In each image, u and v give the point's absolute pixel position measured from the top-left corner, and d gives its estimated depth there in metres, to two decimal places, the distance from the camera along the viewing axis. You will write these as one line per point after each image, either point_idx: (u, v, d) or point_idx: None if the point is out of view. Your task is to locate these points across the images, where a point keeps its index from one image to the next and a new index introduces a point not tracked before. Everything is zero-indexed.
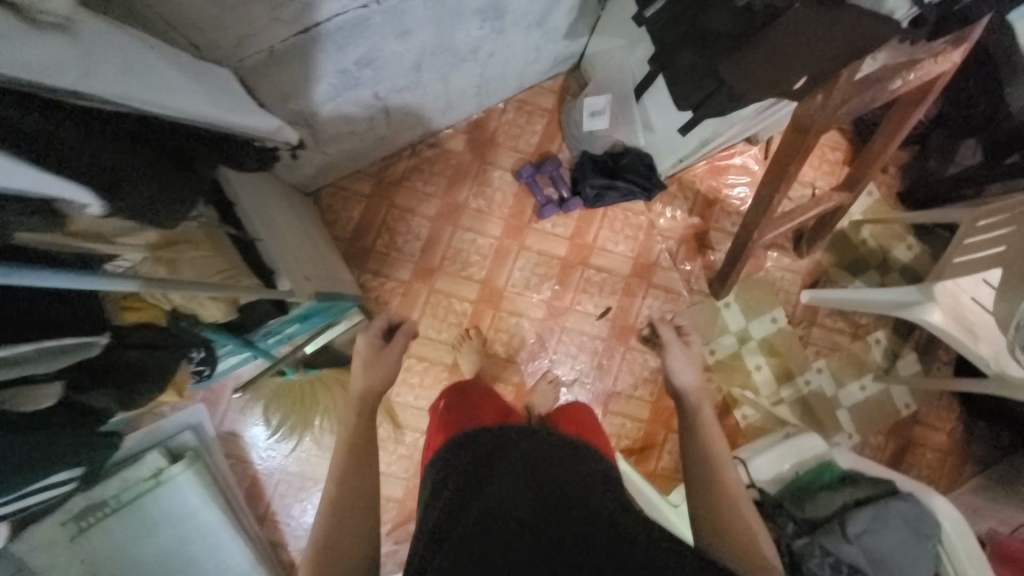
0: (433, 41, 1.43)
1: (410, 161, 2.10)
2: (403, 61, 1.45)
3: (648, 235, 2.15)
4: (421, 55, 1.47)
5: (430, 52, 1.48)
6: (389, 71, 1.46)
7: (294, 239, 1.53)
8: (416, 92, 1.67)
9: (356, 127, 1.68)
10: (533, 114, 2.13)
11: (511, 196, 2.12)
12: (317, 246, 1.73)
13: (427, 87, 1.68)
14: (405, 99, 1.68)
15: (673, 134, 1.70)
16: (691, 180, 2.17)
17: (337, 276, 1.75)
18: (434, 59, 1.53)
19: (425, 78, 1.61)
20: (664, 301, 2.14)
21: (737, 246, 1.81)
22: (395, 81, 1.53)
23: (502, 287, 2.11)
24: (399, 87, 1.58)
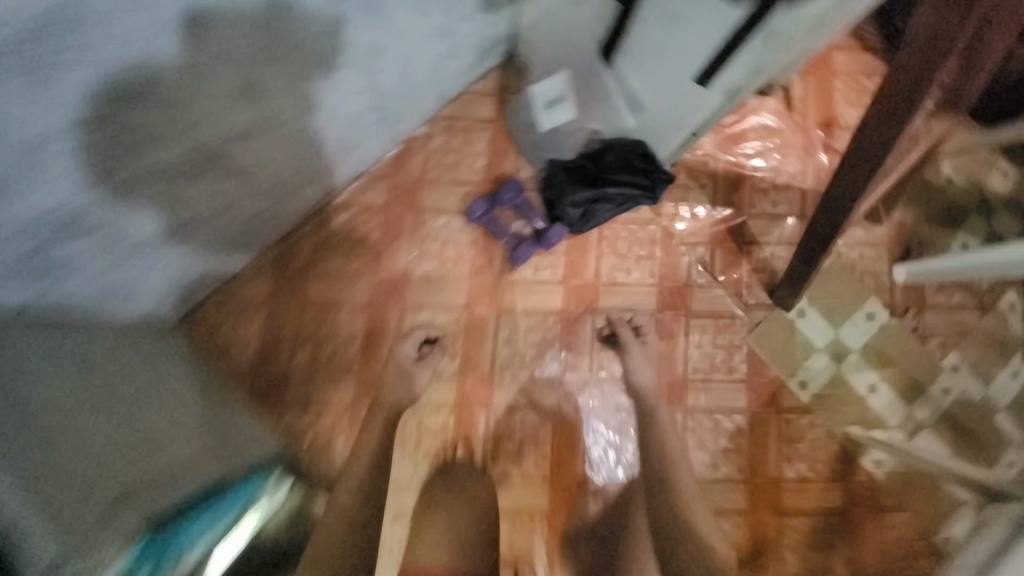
0: (244, 29, 0.86)
1: (317, 235, 1.49)
2: (205, 72, 0.87)
3: (667, 249, 1.54)
4: (237, 54, 0.89)
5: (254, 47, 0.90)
6: (191, 93, 0.88)
7: (104, 435, 1.00)
8: (272, 133, 1.11)
9: (190, 212, 1.12)
10: (469, 130, 1.55)
11: (467, 245, 1.51)
12: (187, 403, 1.17)
13: (285, 118, 1.10)
14: (257, 146, 1.11)
15: (685, 94, 1.11)
16: (702, 160, 1.59)
17: (228, 442, 1.17)
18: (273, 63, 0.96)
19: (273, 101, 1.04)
20: (715, 332, 1.51)
21: (821, 225, 1.21)
22: (216, 111, 0.95)
23: (490, 375, 1.47)
24: (235, 122, 1.00)
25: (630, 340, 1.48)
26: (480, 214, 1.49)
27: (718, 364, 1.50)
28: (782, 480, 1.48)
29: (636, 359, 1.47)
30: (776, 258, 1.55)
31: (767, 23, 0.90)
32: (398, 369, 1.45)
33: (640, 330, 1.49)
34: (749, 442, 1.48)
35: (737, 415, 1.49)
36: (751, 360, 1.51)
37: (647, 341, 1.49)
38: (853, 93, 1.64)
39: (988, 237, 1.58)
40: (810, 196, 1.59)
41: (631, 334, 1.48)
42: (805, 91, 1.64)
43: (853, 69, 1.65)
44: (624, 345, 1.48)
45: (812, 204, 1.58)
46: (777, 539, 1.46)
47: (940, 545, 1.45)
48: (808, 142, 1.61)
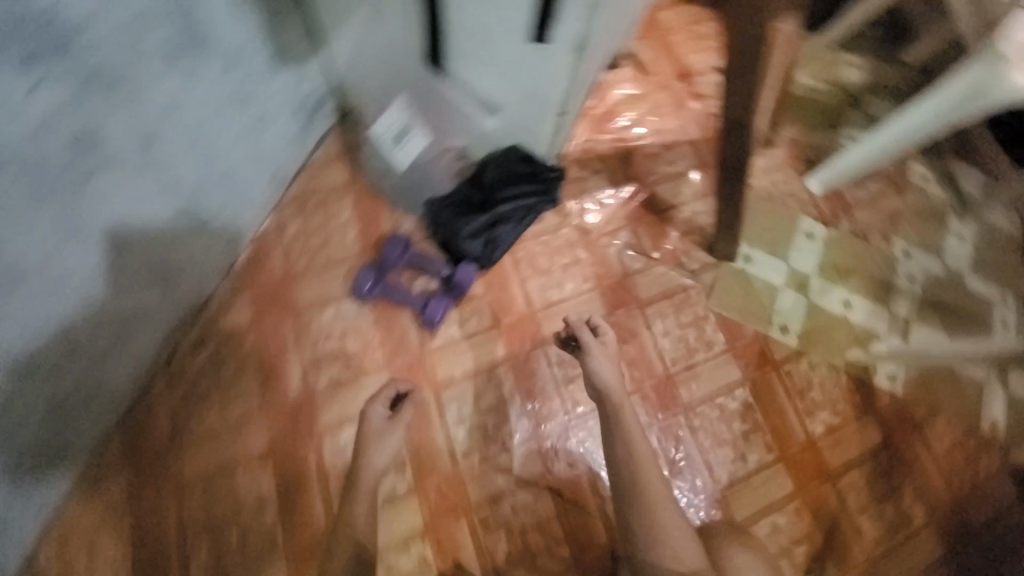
0: (61, 261, 0.82)
1: (176, 392, 1.14)
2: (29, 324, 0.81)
3: (591, 247, 1.37)
4: (63, 288, 0.84)
5: (75, 273, 0.85)
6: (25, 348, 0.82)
7: None
8: (124, 334, 1.01)
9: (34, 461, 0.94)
10: (326, 203, 1.31)
11: (371, 329, 1.23)
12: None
13: (133, 313, 1.01)
14: (108, 353, 0.99)
15: (537, 57, 0.94)
16: (586, 148, 1.47)
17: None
18: (98, 274, 0.90)
19: (117, 306, 0.96)
20: (676, 312, 1.34)
21: (733, 150, 1.09)
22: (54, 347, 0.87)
23: (455, 470, 1.17)
24: (83, 345, 0.93)
25: (594, 344, 1.05)
26: (371, 285, 1.24)
27: (694, 343, 1.32)
28: (815, 440, 1.29)
29: (602, 363, 1.04)
30: (698, 214, 1.44)
31: None
32: (370, 425, 1.05)
33: (600, 328, 1.08)
34: (763, 414, 1.29)
35: (738, 391, 1.29)
36: (725, 325, 1.35)
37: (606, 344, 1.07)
38: (693, 39, 1.63)
39: (869, 124, 1.59)
40: (700, 144, 1.53)
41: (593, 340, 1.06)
42: (651, 51, 1.61)
43: (684, 19, 1.65)
44: (586, 352, 1.05)
45: (705, 151, 1.52)
46: (839, 508, 1.26)
47: (988, 434, 1.33)
48: (674, 96, 1.57)
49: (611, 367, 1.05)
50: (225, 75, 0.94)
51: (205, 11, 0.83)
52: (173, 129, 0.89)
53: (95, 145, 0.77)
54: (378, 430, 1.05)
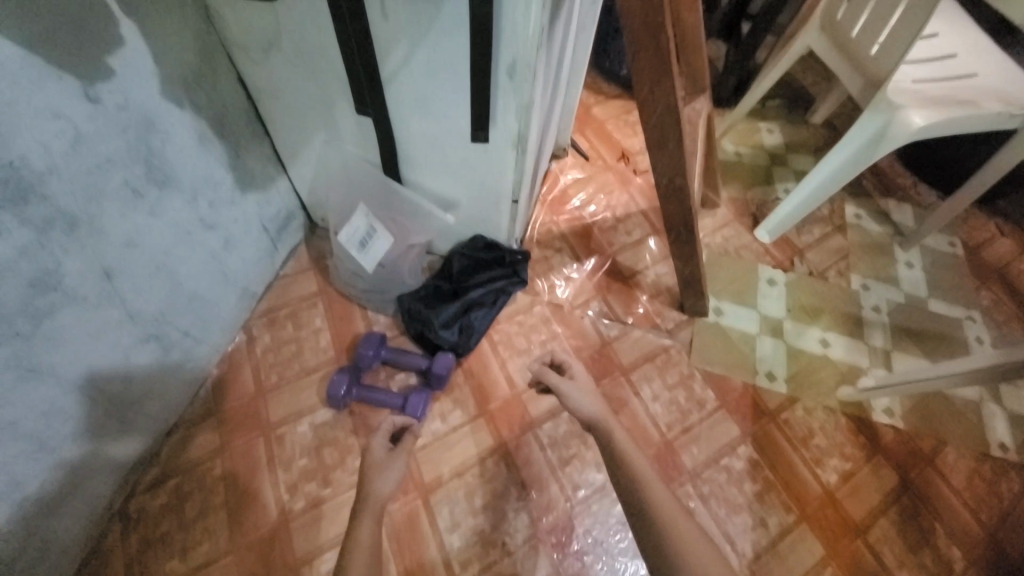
0: (11, 407, 0.76)
1: (132, 541, 1.02)
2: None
3: (565, 321, 1.39)
4: (11, 437, 0.77)
5: (25, 418, 0.79)
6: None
7: None
8: (73, 483, 0.91)
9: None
10: (298, 312, 1.32)
11: (350, 436, 1.17)
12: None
13: (86, 459, 0.93)
14: (54, 510, 0.88)
15: (481, 156, 1.04)
16: (546, 229, 1.56)
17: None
18: (58, 414, 0.85)
19: (68, 451, 0.88)
20: (660, 373, 1.33)
21: (672, 212, 1.17)
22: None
23: None
24: (30, 501, 0.83)
25: (561, 380, 0.97)
26: (348, 387, 1.16)
27: (685, 403, 1.29)
28: (832, 491, 1.21)
29: (573, 393, 0.95)
30: (662, 276, 1.50)
31: (498, 57, 0.83)
32: (371, 459, 0.92)
33: (564, 365, 1.04)
34: (772, 470, 1.22)
35: (741, 448, 1.24)
36: (711, 381, 1.33)
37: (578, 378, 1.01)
38: (624, 128, 1.85)
39: (797, 177, 1.75)
40: (651, 213, 1.64)
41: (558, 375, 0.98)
42: (591, 142, 1.79)
43: (614, 114, 1.88)
44: (555, 390, 0.96)
45: (656, 219, 1.62)
46: (878, 566, 1.15)
47: (1000, 455, 1.29)
48: (618, 175, 1.72)
49: (590, 398, 0.96)
50: (189, 205, 0.99)
51: (167, 151, 0.90)
52: (136, 259, 0.91)
53: (55, 284, 0.77)
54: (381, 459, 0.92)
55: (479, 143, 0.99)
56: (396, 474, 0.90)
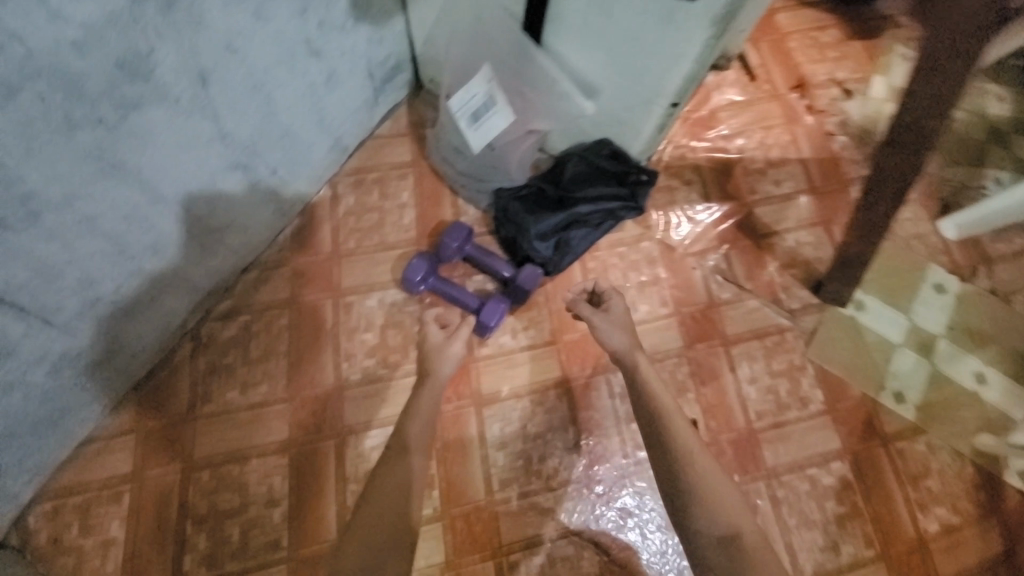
0: (88, 202, 0.70)
1: (200, 363, 1.04)
2: (44, 268, 0.70)
3: (673, 266, 1.19)
4: (89, 233, 0.73)
5: (106, 217, 0.74)
6: (38, 296, 0.72)
7: None
8: (151, 295, 0.90)
9: (27, 426, 0.82)
10: (386, 180, 1.20)
11: (415, 325, 1.10)
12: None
13: (165, 275, 0.91)
14: (129, 315, 0.89)
15: (661, 31, 0.80)
16: (678, 155, 1.29)
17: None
18: (140, 222, 0.80)
19: (147, 262, 0.86)
20: (766, 355, 1.13)
21: (893, 166, 0.85)
22: (67, 301, 0.76)
23: (488, 503, 1.00)
24: (106, 301, 0.82)
25: (592, 313, 0.94)
26: (423, 276, 1.07)
27: (784, 396, 1.11)
28: (926, 540, 1.05)
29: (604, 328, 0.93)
30: (803, 245, 1.23)
31: None
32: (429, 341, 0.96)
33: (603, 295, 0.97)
34: (864, 497, 1.05)
35: (835, 463, 1.07)
36: (824, 381, 1.13)
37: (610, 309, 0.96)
38: (811, 48, 1.44)
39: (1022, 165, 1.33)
40: (813, 165, 1.31)
41: (588, 308, 0.95)
42: (762, 57, 1.41)
43: (802, 26, 1.46)
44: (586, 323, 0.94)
45: (817, 175, 1.30)
46: None
47: None
48: (787, 108, 1.37)
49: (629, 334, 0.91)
50: (297, 20, 0.83)
51: None
52: (234, 70, 0.78)
53: (146, 74, 0.67)
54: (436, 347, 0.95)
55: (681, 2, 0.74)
56: (452, 359, 0.93)
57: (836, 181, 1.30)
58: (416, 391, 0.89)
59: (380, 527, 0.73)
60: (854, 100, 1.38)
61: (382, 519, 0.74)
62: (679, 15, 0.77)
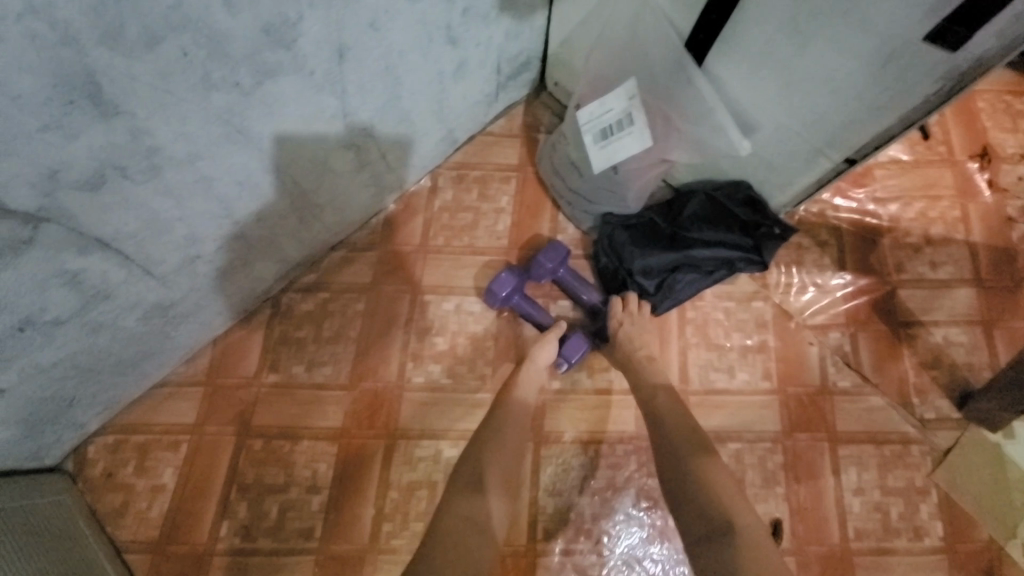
0: (208, 163, 0.69)
1: (274, 331, 1.03)
2: (155, 221, 0.70)
3: (785, 336, 1.04)
4: (202, 194, 0.72)
5: (221, 180, 0.73)
6: (143, 247, 0.72)
7: None
8: (245, 259, 0.90)
9: (109, 364, 0.84)
10: (488, 182, 1.13)
11: (489, 339, 1.03)
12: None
13: (263, 241, 0.90)
14: (222, 275, 0.89)
15: (866, 75, 0.67)
16: (816, 210, 1.12)
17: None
18: (250, 191, 0.79)
19: (250, 228, 0.85)
20: (881, 464, 0.96)
21: None
22: (169, 255, 0.76)
23: (528, 550, 0.92)
24: (203, 260, 0.82)
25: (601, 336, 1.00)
26: (516, 290, 0.99)
27: (894, 517, 0.93)
28: None
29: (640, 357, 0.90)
30: (953, 345, 1.02)
31: None
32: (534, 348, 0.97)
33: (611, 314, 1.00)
34: None
35: None
36: (948, 514, 0.94)
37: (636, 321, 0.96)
38: (1007, 113, 1.19)
39: None
40: (983, 251, 1.09)
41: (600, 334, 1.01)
42: (942, 114, 1.20)
43: (1002, 84, 1.21)
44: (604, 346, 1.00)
45: (986, 264, 1.08)
46: None
47: None
48: (962, 179, 1.15)
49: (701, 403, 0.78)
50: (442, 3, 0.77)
51: None
52: (372, 48, 0.74)
53: (289, 43, 0.64)
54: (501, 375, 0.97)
55: (918, 43, 0.61)
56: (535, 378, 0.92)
57: (1009, 277, 1.07)
58: (500, 419, 0.84)
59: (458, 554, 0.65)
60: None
61: (457, 541, 0.66)
62: (898, 61, 0.64)
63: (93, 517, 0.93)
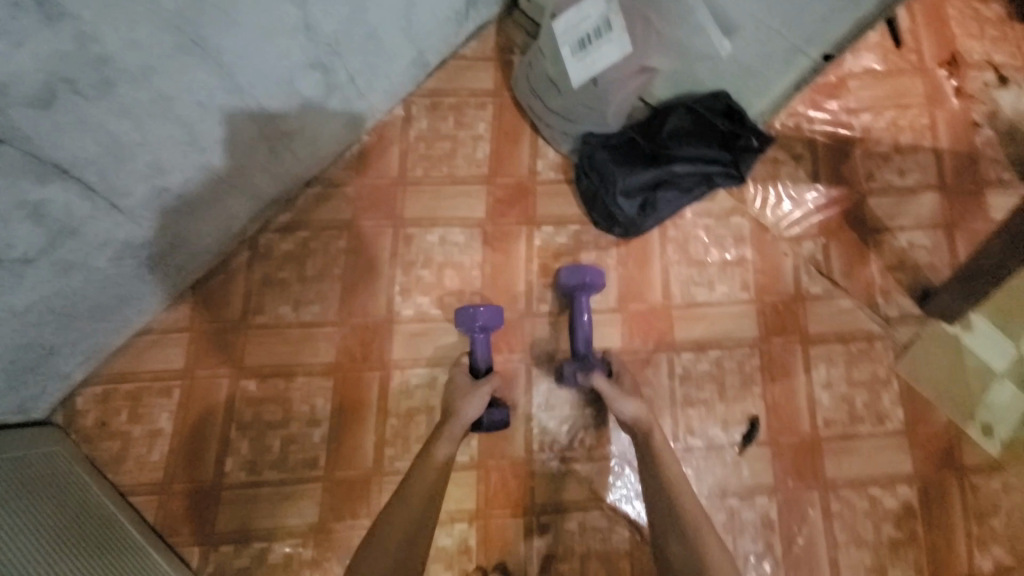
0: (163, 79, 0.64)
1: (254, 272, 1.01)
2: (114, 145, 0.66)
3: (762, 248, 1.07)
4: (161, 116, 0.68)
5: (179, 100, 0.68)
6: (105, 176, 0.68)
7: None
8: (215, 196, 0.87)
9: (85, 309, 0.82)
10: (464, 109, 1.10)
11: (475, 269, 1.04)
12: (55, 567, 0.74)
13: (234, 174, 0.86)
14: (193, 212, 0.86)
15: None
16: (792, 124, 1.13)
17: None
18: (212, 114, 0.74)
19: (217, 159, 0.81)
20: (848, 360, 1.03)
21: None
22: (134, 187, 0.73)
23: (526, 461, 0.97)
24: (170, 194, 0.79)
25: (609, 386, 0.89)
26: (485, 326, 0.93)
27: (857, 406, 1.01)
28: None
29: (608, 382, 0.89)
30: (917, 248, 1.08)
31: None
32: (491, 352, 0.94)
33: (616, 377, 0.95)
34: (925, 526, 0.97)
35: (901, 487, 0.99)
36: (907, 399, 1.02)
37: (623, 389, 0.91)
38: (978, 17, 1.20)
39: None
40: (947, 157, 1.13)
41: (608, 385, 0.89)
42: (914, 21, 1.19)
43: None
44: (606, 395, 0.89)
45: (950, 170, 1.12)
46: None
47: None
48: (930, 87, 1.16)
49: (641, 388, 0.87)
50: None
51: None
52: None
53: None
54: (464, 390, 0.90)
55: None
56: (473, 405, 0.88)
57: (969, 181, 1.12)
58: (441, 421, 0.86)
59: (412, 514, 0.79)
60: (1009, 90, 1.16)
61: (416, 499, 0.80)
62: None
63: (92, 464, 0.93)
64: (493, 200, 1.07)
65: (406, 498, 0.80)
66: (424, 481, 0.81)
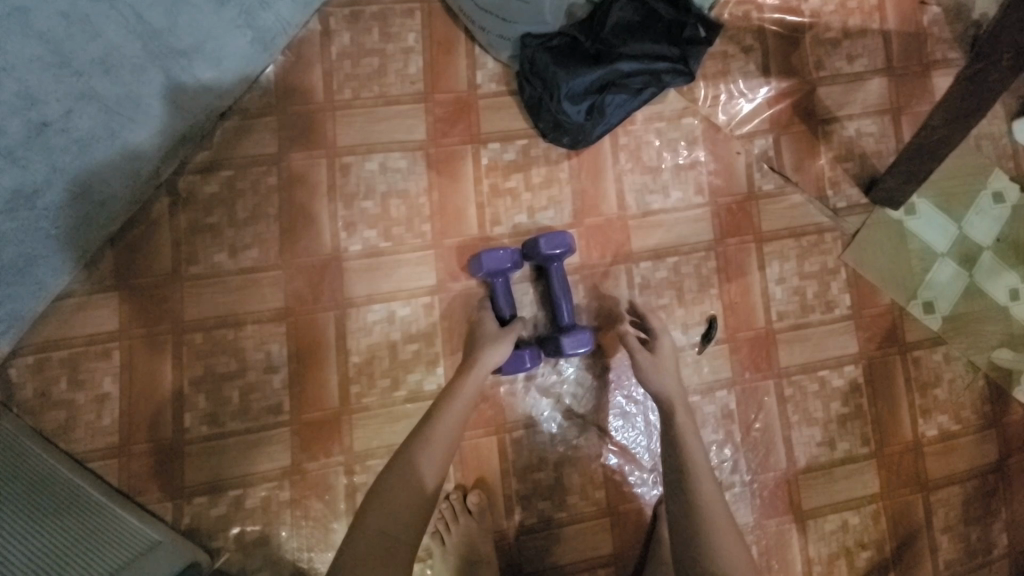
0: None
1: (180, 220, 0.93)
2: None
3: (715, 148, 1.05)
4: (21, 32, 0.57)
5: (39, 12, 0.58)
6: None
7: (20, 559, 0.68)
8: (110, 131, 0.77)
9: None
10: (389, 17, 0.99)
11: (422, 196, 0.98)
12: (19, 525, 0.72)
13: (124, 102, 0.76)
14: (87, 152, 0.75)
15: None
16: (741, 13, 1.07)
17: (123, 543, 0.79)
18: (84, 26, 0.63)
19: (100, 84, 0.70)
20: (800, 254, 1.05)
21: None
22: (8, 122, 0.62)
23: (493, 384, 0.98)
24: (55, 130, 0.69)
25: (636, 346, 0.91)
26: (505, 271, 0.92)
27: (808, 297, 1.05)
28: (922, 443, 1.05)
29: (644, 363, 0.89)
30: (864, 136, 1.08)
31: None
32: (501, 299, 0.94)
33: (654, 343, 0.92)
34: (870, 400, 1.04)
35: (848, 367, 1.05)
36: (855, 286, 1.06)
37: (659, 352, 0.91)
38: None
39: None
40: (893, 39, 1.10)
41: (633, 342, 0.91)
42: None
43: None
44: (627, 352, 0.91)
45: (896, 52, 1.10)
46: (924, 522, 1.04)
47: None
48: None
49: (664, 370, 0.89)
50: None
51: None
52: None
53: None
54: (491, 336, 0.89)
55: None
56: (501, 353, 0.87)
57: (914, 63, 1.10)
58: (454, 386, 0.86)
59: (399, 509, 0.74)
60: None
61: (405, 495, 0.76)
62: None
63: (41, 435, 0.88)
64: (433, 119, 0.99)
65: (398, 475, 0.77)
66: (417, 459, 0.79)
